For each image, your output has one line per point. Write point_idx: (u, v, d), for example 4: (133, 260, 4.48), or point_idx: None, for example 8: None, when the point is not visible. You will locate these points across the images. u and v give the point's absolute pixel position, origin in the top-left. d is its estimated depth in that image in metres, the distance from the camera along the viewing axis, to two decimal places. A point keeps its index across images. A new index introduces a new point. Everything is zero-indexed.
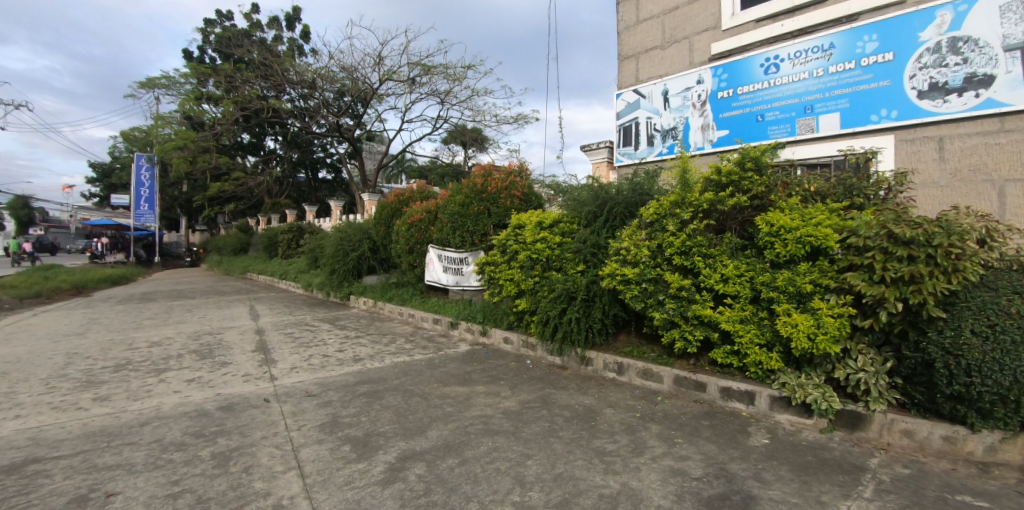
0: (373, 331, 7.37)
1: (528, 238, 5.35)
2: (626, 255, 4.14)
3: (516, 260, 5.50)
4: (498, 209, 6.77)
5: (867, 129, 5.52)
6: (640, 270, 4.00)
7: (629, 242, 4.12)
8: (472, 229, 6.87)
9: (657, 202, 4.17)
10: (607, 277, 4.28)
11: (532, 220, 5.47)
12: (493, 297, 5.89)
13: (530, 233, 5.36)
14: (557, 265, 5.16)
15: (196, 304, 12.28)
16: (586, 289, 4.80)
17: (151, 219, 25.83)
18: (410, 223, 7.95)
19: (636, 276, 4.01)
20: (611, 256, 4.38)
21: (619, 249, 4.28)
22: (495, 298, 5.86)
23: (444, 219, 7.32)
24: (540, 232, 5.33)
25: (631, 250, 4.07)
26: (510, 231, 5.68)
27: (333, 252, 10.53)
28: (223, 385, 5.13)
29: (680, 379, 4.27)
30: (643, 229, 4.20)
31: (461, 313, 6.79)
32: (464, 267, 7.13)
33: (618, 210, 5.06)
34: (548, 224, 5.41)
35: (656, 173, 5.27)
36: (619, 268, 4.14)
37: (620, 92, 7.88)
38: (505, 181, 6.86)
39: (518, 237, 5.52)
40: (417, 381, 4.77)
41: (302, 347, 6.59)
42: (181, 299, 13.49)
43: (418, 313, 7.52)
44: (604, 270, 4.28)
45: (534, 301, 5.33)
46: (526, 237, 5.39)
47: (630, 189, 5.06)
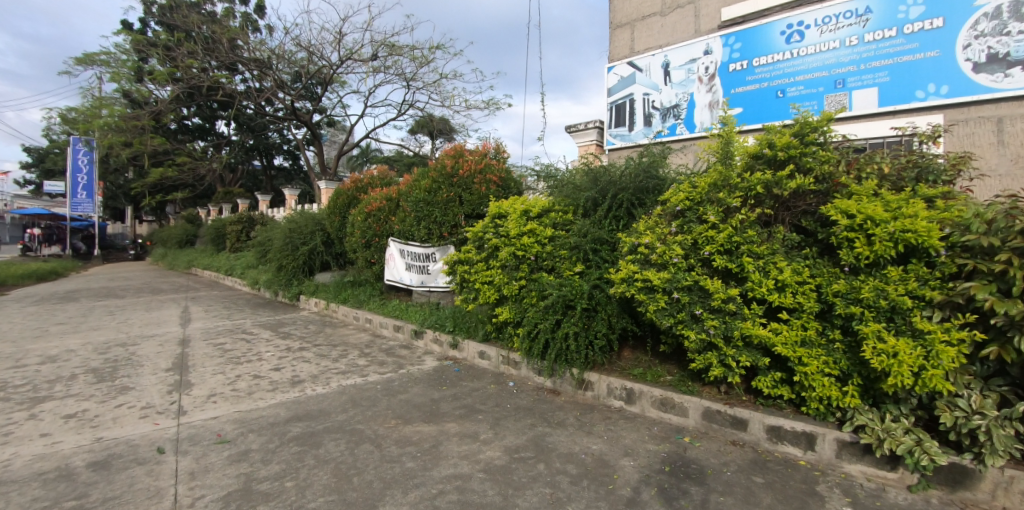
0: (321, 340, 6.15)
1: (510, 230, 4.21)
2: (648, 255, 3.12)
3: (495, 258, 4.31)
4: (470, 196, 5.66)
5: (912, 107, 4.72)
6: (670, 275, 2.97)
7: (653, 237, 3.10)
8: (440, 220, 5.74)
9: (687, 184, 3.19)
10: (620, 283, 3.23)
11: (514, 209, 4.34)
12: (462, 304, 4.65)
13: (512, 224, 4.21)
14: (546, 266, 4.05)
15: (122, 305, 10.63)
16: (587, 295, 3.73)
17: (89, 209, 23.41)
18: (367, 213, 6.74)
19: (665, 284, 2.98)
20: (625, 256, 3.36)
21: (635, 246, 3.26)
22: (470, 306, 4.49)
23: (408, 208, 6.15)
24: (525, 223, 4.20)
25: (656, 247, 3.05)
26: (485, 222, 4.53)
27: (281, 246, 9.17)
28: (110, 424, 3.86)
29: (711, 413, 3.34)
30: (669, 220, 3.20)
31: (426, 320, 5.66)
32: (431, 265, 6.01)
33: (621, 197, 4.08)
34: (536, 213, 4.32)
35: (665, 152, 4.30)
36: (639, 272, 3.11)
37: (611, 65, 6.83)
38: (479, 163, 5.78)
39: (497, 228, 4.35)
40: (369, 417, 3.64)
41: (230, 364, 5.32)
42: (108, 299, 11.76)
43: (376, 318, 6.36)
44: (618, 274, 3.23)
45: (518, 310, 4.15)
46: (506, 229, 4.25)
47: (639, 171, 4.07)
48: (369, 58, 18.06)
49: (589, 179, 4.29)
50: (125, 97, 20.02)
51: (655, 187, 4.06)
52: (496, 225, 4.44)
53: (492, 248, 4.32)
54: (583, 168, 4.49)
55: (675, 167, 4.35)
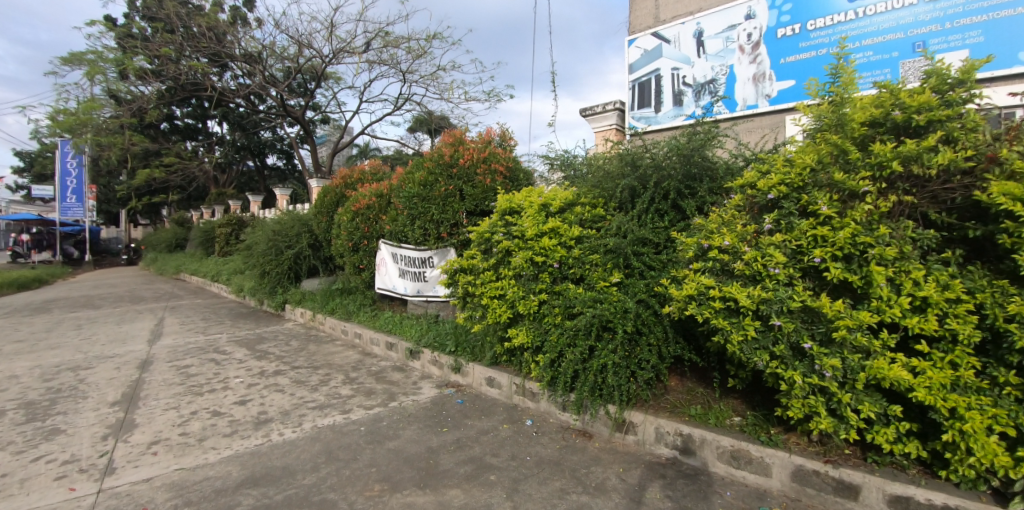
0: (302, 360, 5.27)
1: (524, 229, 3.30)
2: (727, 263, 2.22)
3: (506, 265, 3.40)
4: (471, 189, 4.76)
5: (1010, 73, 3.89)
6: (766, 292, 2.07)
7: (735, 238, 2.21)
8: (437, 218, 4.82)
9: (778, 164, 2.29)
10: (684, 303, 2.33)
11: (529, 203, 3.45)
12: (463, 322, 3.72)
13: (527, 222, 3.31)
14: (572, 275, 3.15)
15: (94, 317, 9.70)
16: (629, 313, 2.83)
17: (80, 213, 22.54)
18: (354, 212, 5.81)
19: (758, 304, 2.08)
20: (686, 264, 2.49)
21: (705, 250, 2.36)
22: (475, 326, 3.57)
23: (400, 206, 5.25)
24: (544, 221, 3.31)
25: (743, 253, 2.16)
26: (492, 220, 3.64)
27: (263, 250, 8.27)
28: (13, 490, 2.97)
29: (805, 473, 2.46)
30: (753, 216, 2.32)
31: (423, 337, 4.76)
32: (429, 271, 5.11)
33: (662, 186, 3.23)
34: (558, 208, 3.43)
35: (714, 129, 3.44)
36: (717, 287, 2.21)
37: (632, 37, 5.90)
38: (482, 151, 4.92)
39: (508, 226, 3.45)
40: (346, 479, 2.76)
41: (189, 396, 4.44)
42: (82, 310, 10.83)
43: (366, 334, 5.47)
44: (682, 289, 2.33)
45: (537, 331, 3.22)
46: (520, 228, 3.34)
47: (690, 153, 3.20)
48: (362, 50, 17.06)
49: (620, 165, 3.44)
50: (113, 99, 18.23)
51: (706, 173, 3.22)
52: (507, 223, 3.55)
53: (501, 252, 3.40)
54: (611, 153, 3.64)
55: (724, 149, 3.51)
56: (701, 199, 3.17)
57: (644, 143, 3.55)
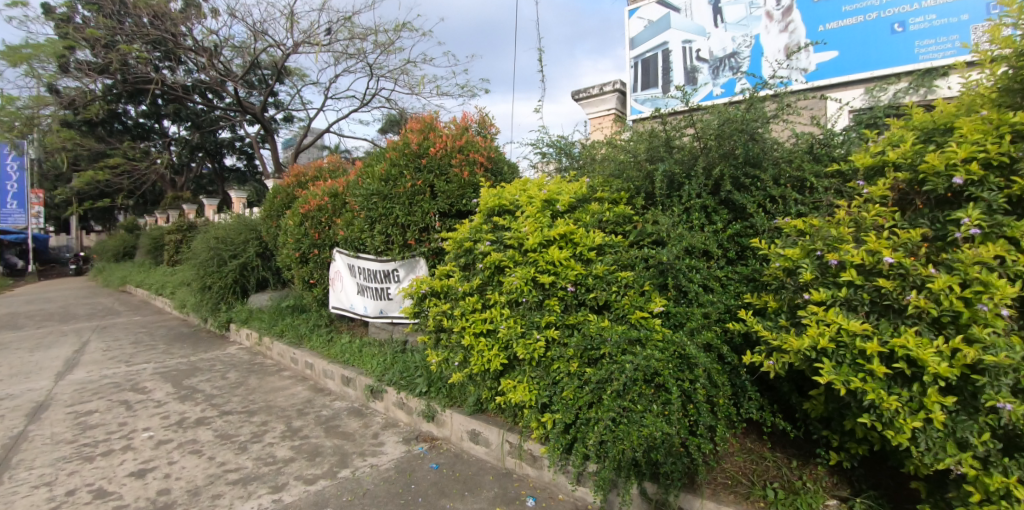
0: (236, 400, 4.17)
1: (522, 235, 2.34)
2: (889, 293, 1.50)
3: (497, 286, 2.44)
4: (444, 185, 3.79)
5: None
6: (984, 348, 1.35)
7: (902, 257, 1.51)
8: (402, 221, 3.84)
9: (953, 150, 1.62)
10: (813, 355, 1.59)
11: (527, 200, 2.50)
12: (433, 365, 2.69)
13: (526, 227, 2.35)
14: (592, 302, 2.17)
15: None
16: (687, 360, 1.93)
17: (21, 220, 20.24)
18: (303, 214, 4.73)
19: (966, 366, 1.37)
20: (799, 292, 1.73)
21: (838, 274, 1.64)
22: (453, 373, 2.57)
23: (356, 207, 4.22)
24: (551, 225, 2.37)
25: (927, 281, 1.46)
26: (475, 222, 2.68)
27: (205, 260, 7.10)
28: None
29: None
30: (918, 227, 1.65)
31: (387, 372, 3.75)
32: (393, 287, 4.11)
33: (708, 176, 2.43)
34: (565, 207, 2.47)
35: (764, 100, 2.61)
36: (880, 332, 1.49)
37: (634, 6, 5.03)
38: (457, 138, 4.00)
39: (498, 232, 2.47)
40: None
41: (72, 462, 3.27)
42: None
43: (318, 365, 4.44)
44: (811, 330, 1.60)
45: (542, 384, 2.23)
46: (514, 234, 2.37)
47: (740, 128, 2.41)
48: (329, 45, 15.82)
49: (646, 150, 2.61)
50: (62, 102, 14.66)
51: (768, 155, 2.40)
52: (498, 227, 2.59)
53: (488, 269, 2.42)
54: (632, 138, 2.81)
55: (775, 128, 2.68)
56: (758, 195, 2.41)
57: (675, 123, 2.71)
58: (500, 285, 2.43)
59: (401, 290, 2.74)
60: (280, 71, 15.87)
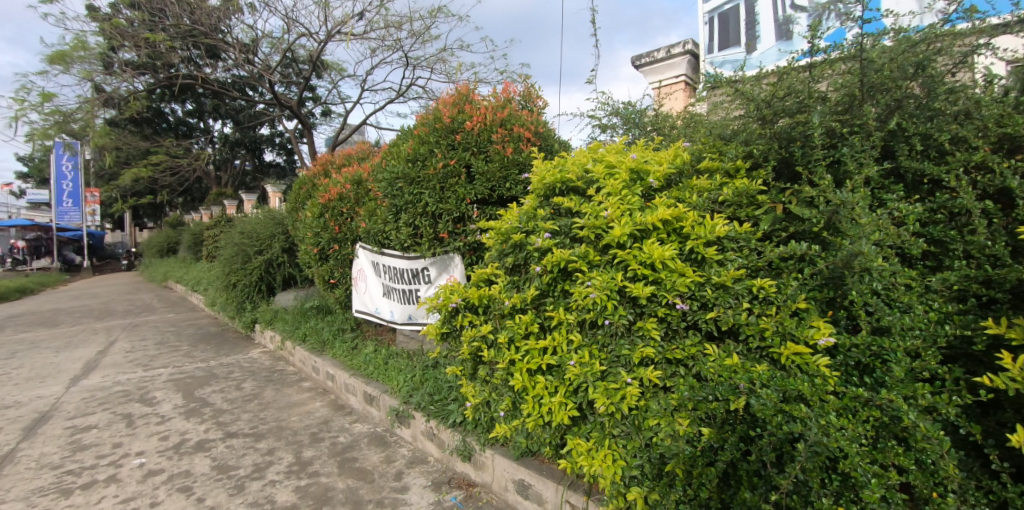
0: (244, 419, 3.61)
1: (600, 225, 1.63)
2: None
3: (561, 297, 1.73)
4: (483, 166, 3.09)
5: None
6: None
7: None
8: (431, 210, 3.15)
9: None
10: None
11: (605, 174, 1.79)
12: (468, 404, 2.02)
13: (606, 211, 1.64)
14: (713, 327, 1.44)
15: (34, 333, 8.01)
16: (889, 430, 1.23)
17: (79, 218, 20.88)
18: (322, 205, 4.12)
19: None
20: None
21: None
22: (505, 421, 1.88)
23: (380, 194, 3.56)
24: (643, 209, 1.66)
25: None
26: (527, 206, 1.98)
27: (231, 256, 6.69)
28: None
29: None
30: None
31: (414, 393, 3.09)
32: (422, 288, 3.43)
33: (878, 137, 1.70)
34: (659, 185, 1.76)
35: (934, 39, 1.84)
36: None
37: None
38: (498, 111, 3.30)
39: (564, 220, 1.76)
40: None
41: (47, 496, 2.76)
42: (29, 322, 9.14)
43: (340, 379, 3.84)
44: None
45: (630, 448, 1.51)
46: (587, 223, 1.64)
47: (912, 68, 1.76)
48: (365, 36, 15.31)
49: (773, 105, 1.90)
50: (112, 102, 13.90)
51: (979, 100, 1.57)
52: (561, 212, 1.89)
53: (548, 274, 1.71)
54: (746, 93, 2.05)
55: (965, 68, 1.84)
56: (950, 165, 1.68)
57: (806, 75, 1.96)
58: (566, 295, 1.72)
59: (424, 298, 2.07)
60: (316, 65, 15.63)
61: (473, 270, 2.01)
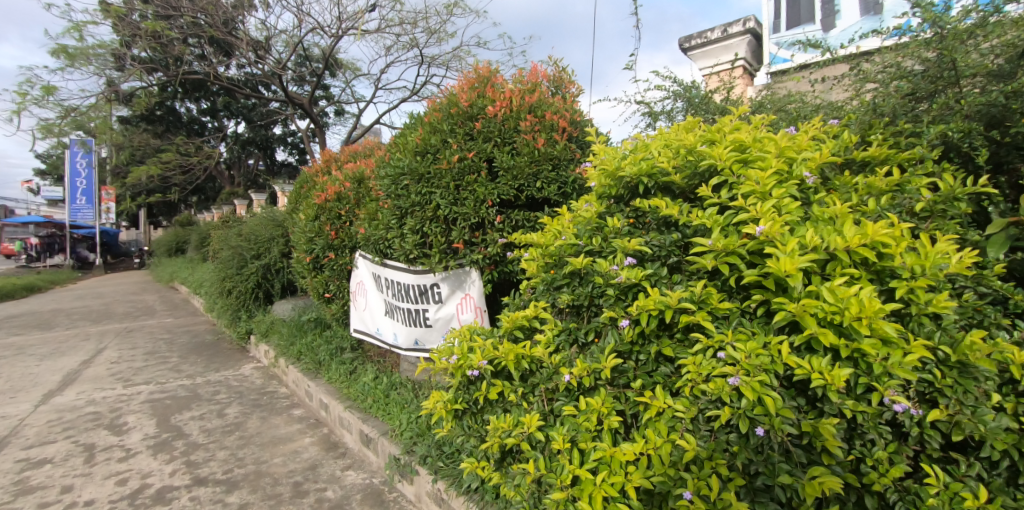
0: (218, 460, 3.04)
1: (738, 246, 1.27)
2: None
3: (651, 368, 1.34)
4: (508, 160, 2.51)
5: None
6: None
7: None
8: (444, 215, 2.54)
9: None
10: None
11: (733, 177, 1.46)
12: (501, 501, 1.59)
13: (756, 228, 1.27)
14: (940, 436, 1.12)
15: (24, 337, 7.55)
16: None
17: (91, 216, 20.67)
18: (317, 206, 3.56)
19: None
20: None
21: None
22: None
23: (382, 194, 2.98)
24: (801, 223, 1.34)
25: None
26: (598, 215, 1.70)
27: (227, 259, 6.19)
28: None
29: None
30: None
31: (419, 440, 2.48)
32: (431, 308, 2.83)
33: None
34: (814, 187, 1.50)
35: None
36: None
37: None
38: (527, 97, 2.71)
39: (667, 240, 1.43)
40: None
41: None
42: (22, 324, 8.69)
43: (335, 411, 3.26)
44: None
45: None
46: (719, 250, 1.29)
47: None
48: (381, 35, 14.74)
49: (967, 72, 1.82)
50: (123, 99, 13.42)
51: None
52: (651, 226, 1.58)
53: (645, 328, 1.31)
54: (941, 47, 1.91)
55: None
56: None
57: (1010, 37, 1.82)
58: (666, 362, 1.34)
59: (444, 347, 1.77)
60: (330, 64, 15.21)
61: (512, 316, 1.68)
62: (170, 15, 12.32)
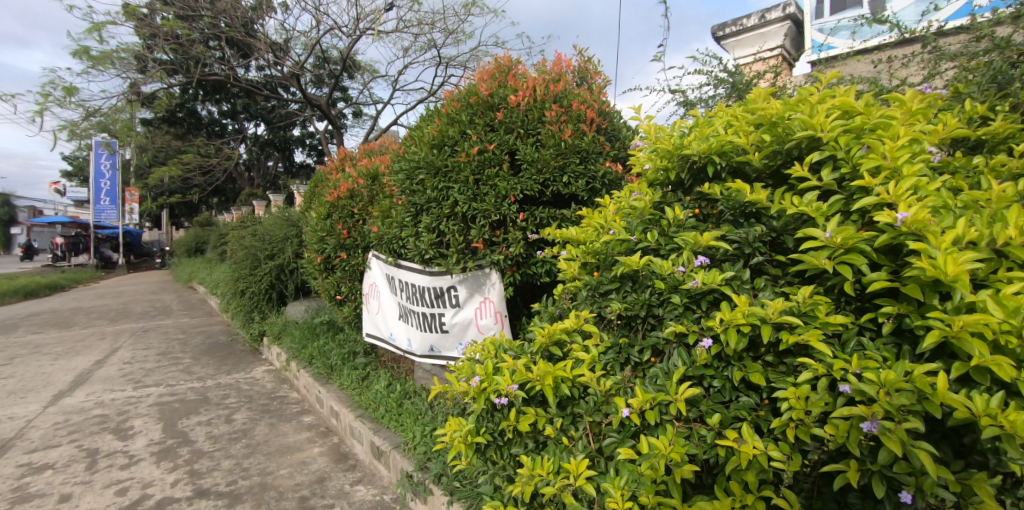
0: (222, 470, 2.89)
1: (862, 240, 1.09)
2: None
3: (726, 398, 1.15)
4: (533, 152, 2.31)
5: None
6: None
7: None
8: (462, 212, 2.35)
9: None
10: None
11: (839, 151, 1.26)
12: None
13: (895, 214, 1.05)
14: None
15: (42, 336, 7.58)
16: None
17: (114, 216, 21.03)
18: (329, 204, 3.41)
19: None
20: None
21: None
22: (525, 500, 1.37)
23: (396, 190, 2.80)
24: (939, 214, 1.13)
25: None
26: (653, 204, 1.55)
27: (241, 259, 6.10)
28: None
29: None
30: None
31: (433, 456, 2.29)
32: (447, 313, 2.65)
33: None
34: (935, 167, 1.29)
35: None
36: None
37: None
38: (551, 86, 2.51)
39: (750, 234, 1.29)
40: None
41: None
42: (43, 323, 8.76)
43: (345, 420, 3.09)
44: None
45: None
46: (835, 247, 1.11)
47: None
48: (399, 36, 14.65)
49: None
50: (145, 101, 13.56)
51: None
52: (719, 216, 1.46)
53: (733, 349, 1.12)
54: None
55: None
56: None
57: None
58: (745, 390, 1.15)
59: (464, 368, 1.63)
60: (348, 66, 15.20)
61: (542, 329, 1.50)
62: (191, 18, 12.39)
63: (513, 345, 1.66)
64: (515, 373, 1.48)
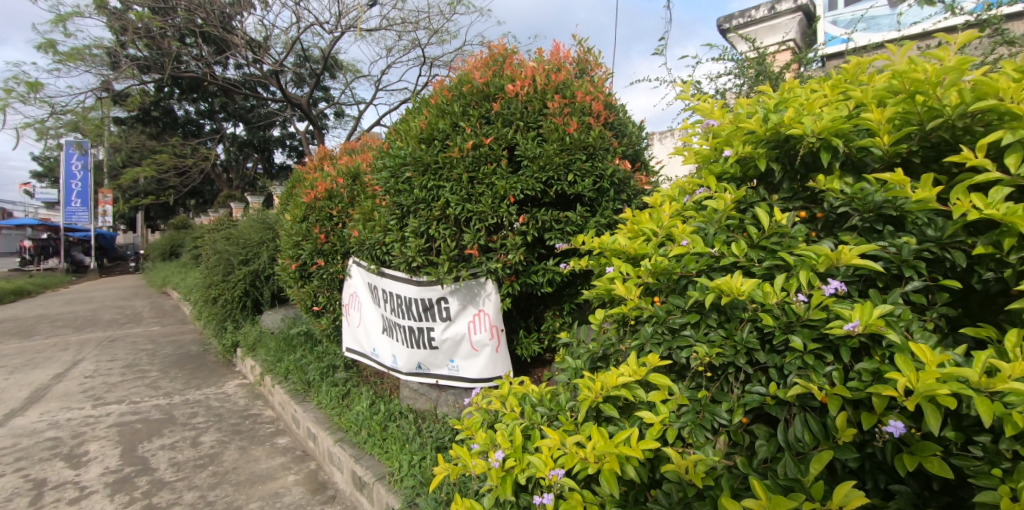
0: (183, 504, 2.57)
1: None
2: None
3: (865, 483, 0.95)
4: (534, 148, 2.06)
5: None
6: None
7: None
8: (453, 214, 2.09)
9: None
10: None
11: None
12: None
13: None
14: None
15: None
16: None
17: (85, 219, 20.24)
18: (306, 206, 3.11)
19: None
20: None
21: None
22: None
23: (379, 190, 2.52)
24: None
25: None
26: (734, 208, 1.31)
27: (214, 264, 5.75)
28: None
29: None
30: None
31: (421, 493, 2.02)
32: (437, 327, 2.38)
33: None
34: None
35: None
36: None
37: None
38: (551, 76, 2.27)
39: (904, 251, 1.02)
40: None
41: None
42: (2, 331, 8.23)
43: (323, 444, 2.80)
44: None
45: None
46: None
47: None
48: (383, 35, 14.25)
49: None
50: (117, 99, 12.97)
51: None
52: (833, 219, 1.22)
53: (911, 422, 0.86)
54: None
55: None
56: None
57: None
58: (891, 475, 0.94)
59: (483, 440, 1.33)
60: (330, 65, 14.75)
61: (583, 394, 1.19)
62: (166, 13, 11.85)
63: (546, 402, 1.38)
64: (551, 452, 1.18)
